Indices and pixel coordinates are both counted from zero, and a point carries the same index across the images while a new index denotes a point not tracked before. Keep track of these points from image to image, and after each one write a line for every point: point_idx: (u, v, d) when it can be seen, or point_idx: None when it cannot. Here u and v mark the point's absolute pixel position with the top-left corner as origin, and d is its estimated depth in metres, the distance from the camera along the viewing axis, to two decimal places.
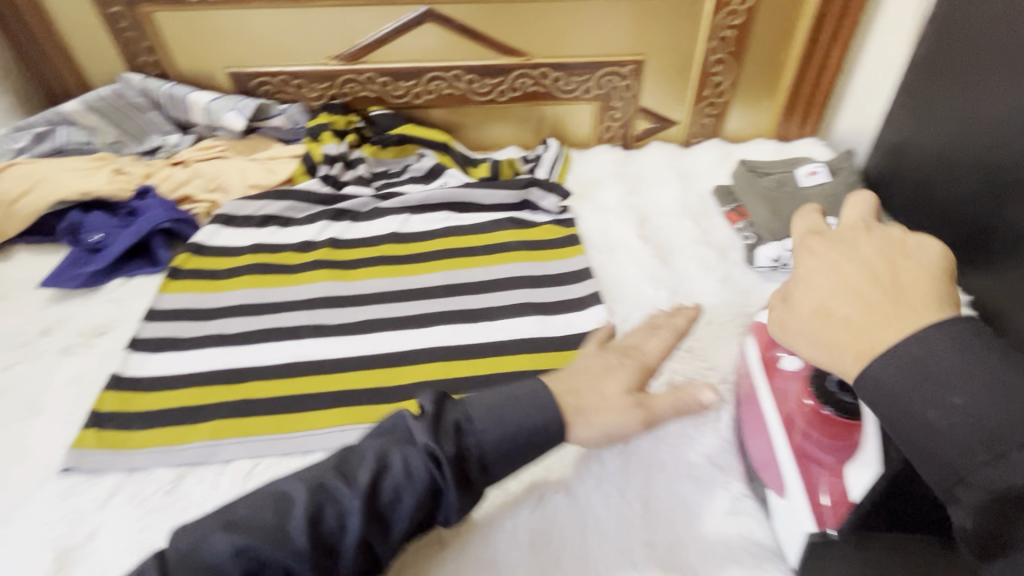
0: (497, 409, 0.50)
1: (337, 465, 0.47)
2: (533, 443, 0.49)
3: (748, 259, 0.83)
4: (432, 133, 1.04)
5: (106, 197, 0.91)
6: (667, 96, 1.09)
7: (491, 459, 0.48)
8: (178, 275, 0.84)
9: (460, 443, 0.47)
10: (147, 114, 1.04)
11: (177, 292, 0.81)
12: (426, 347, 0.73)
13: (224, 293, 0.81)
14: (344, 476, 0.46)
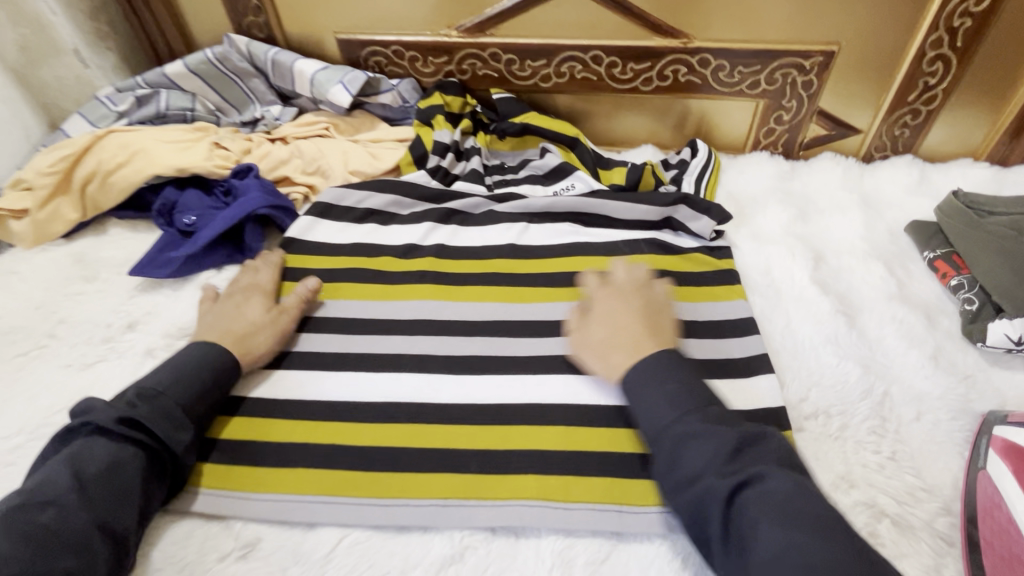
0: (184, 370, 0.56)
1: (54, 476, 0.46)
2: (200, 390, 0.56)
3: (973, 333, 0.63)
4: (559, 124, 0.88)
5: (203, 174, 0.82)
6: (855, 97, 0.87)
7: (176, 415, 0.53)
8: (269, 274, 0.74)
9: (155, 404, 0.52)
10: (251, 82, 0.95)
11: None
12: (548, 404, 0.59)
13: (318, 302, 0.71)
14: (67, 483, 0.46)
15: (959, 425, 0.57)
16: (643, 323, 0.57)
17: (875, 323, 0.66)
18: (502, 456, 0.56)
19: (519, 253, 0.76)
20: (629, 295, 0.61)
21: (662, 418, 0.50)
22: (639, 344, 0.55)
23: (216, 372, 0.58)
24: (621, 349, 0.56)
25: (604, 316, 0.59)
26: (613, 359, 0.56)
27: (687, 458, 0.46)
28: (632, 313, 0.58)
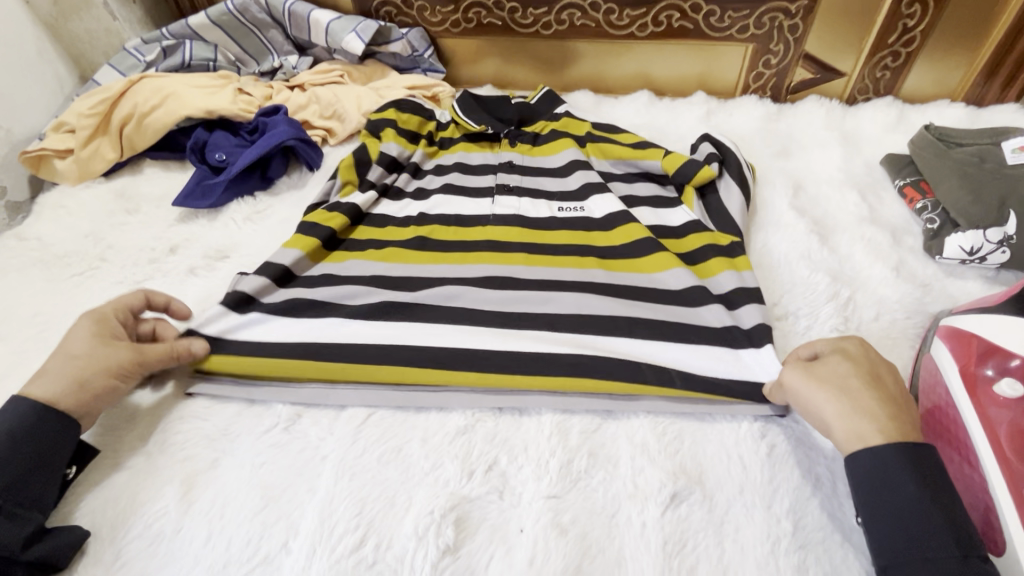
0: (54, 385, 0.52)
1: None
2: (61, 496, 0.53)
3: (933, 248, 0.70)
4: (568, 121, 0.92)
5: (230, 117, 0.89)
6: (840, 40, 0.92)
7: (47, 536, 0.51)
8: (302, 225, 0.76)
9: None
10: (269, 33, 1.01)
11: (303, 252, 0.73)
12: (549, 305, 0.66)
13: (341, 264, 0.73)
14: None
15: (912, 322, 0.64)
16: (883, 394, 0.49)
17: (845, 242, 0.73)
18: (509, 348, 0.62)
19: (514, 224, 0.77)
20: (846, 362, 0.52)
21: (902, 507, 0.43)
22: (879, 417, 0.47)
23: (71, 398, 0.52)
24: (870, 423, 0.47)
25: (823, 377, 0.51)
26: (849, 420, 0.47)
27: (907, 510, 0.43)
28: (857, 389, 0.49)
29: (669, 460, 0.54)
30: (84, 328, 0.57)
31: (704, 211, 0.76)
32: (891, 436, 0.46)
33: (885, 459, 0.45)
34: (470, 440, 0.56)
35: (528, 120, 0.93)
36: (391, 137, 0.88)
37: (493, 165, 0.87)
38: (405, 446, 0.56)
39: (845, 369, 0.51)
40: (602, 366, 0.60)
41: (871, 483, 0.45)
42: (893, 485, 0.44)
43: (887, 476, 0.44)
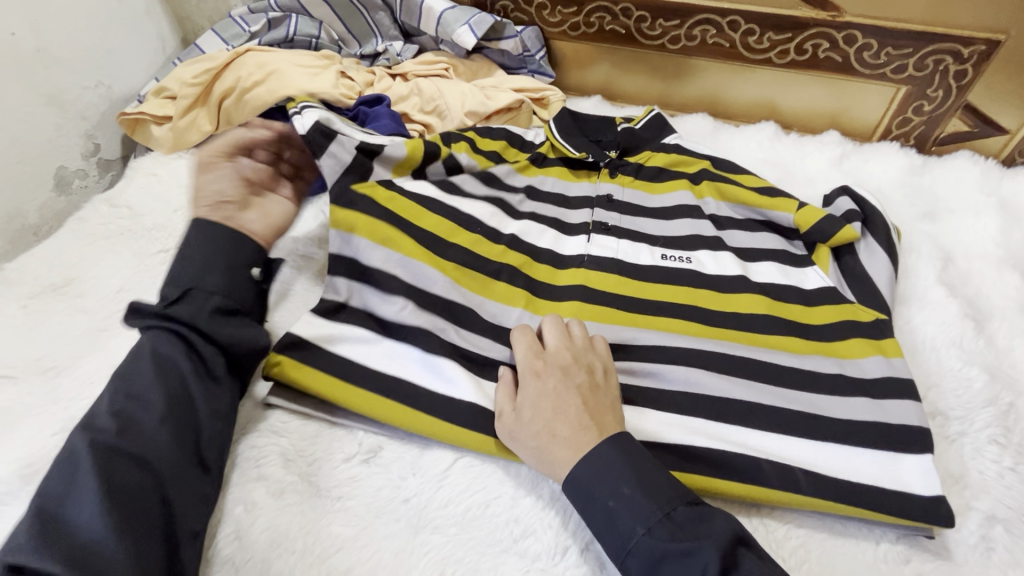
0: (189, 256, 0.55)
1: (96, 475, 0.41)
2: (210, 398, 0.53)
3: None
4: (681, 154, 0.83)
5: (330, 101, 0.85)
6: (1012, 93, 0.81)
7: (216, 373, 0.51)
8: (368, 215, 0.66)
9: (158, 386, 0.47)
10: (376, 15, 0.97)
11: (377, 242, 0.62)
12: (664, 359, 0.59)
13: (417, 261, 0.63)
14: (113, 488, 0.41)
15: None
16: (586, 406, 0.50)
17: (1004, 333, 0.64)
18: None
19: (616, 269, 0.69)
20: (568, 369, 0.53)
21: (626, 504, 0.44)
22: (580, 431, 0.48)
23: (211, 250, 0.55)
24: (563, 444, 0.48)
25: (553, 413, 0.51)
26: (552, 447, 0.48)
27: (620, 516, 0.44)
28: (577, 406, 0.50)
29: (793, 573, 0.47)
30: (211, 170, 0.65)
31: (840, 278, 0.68)
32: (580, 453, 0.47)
33: (605, 465, 0.46)
34: (567, 508, 0.51)
35: (632, 150, 0.84)
36: (467, 148, 0.79)
37: (591, 198, 0.79)
38: (493, 503, 0.51)
39: (556, 379, 0.52)
40: (721, 446, 0.52)
41: (581, 500, 0.46)
42: (593, 489, 0.46)
43: (605, 473, 0.46)
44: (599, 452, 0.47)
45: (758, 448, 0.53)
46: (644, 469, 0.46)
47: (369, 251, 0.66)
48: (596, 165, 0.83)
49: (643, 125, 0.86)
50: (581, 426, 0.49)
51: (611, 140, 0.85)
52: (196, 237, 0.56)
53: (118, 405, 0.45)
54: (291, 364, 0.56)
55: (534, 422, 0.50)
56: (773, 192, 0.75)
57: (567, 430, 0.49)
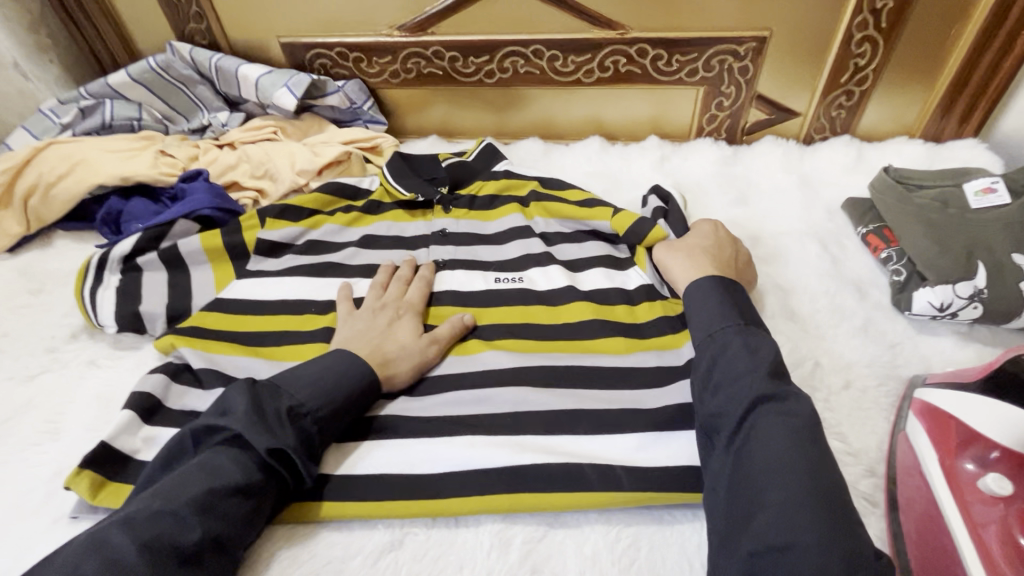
0: (316, 381, 0.53)
1: None
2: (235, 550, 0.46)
3: (901, 303, 0.66)
4: (513, 178, 0.85)
5: (147, 182, 0.82)
6: (792, 80, 0.89)
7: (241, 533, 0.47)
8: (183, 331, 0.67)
9: (204, 520, 0.44)
10: (197, 89, 0.95)
11: (192, 352, 0.63)
12: (493, 387, 0.59)
13: (233, 358, 0.64)
14: None
15: (882, 389, 0.59)
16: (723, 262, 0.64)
17: (809, 299, 0.68)
18: (444, 444, 0.55)
19: (448, 302, 0.70)
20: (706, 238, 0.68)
21: (721, 326, 0.54)
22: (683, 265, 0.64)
23: (352, 392, 0.54)
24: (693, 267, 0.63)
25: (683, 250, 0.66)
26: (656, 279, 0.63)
27: (727, 361, 0.51)
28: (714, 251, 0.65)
29: (623, 575, 0.48)
30: (398, 318, 0.64)
31: (659, 274, 0.71)
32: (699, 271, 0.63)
33: (705, 292, 0.58)
34: (395, 561, 0.50)
35: (466, 182, 0.86)
36: (290, 217, 0.79)
37: (427, 235, 0.80)
38: (320, 571, 0.49)
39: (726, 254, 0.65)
40: (546, 463, 0.53)
41: (696, 304, 0.58)
42: (702, 310, 0.57)
43: (706, 307, 0.57)
44: (716, 280, 0.59)
45: (584, 456, 0.53)
46: (732, 304, 0.56)
47: (191, 348, 0.64)
48: (429, 203, 0.84)
49: (473, 155, 0.88)
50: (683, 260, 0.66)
51: (445, 177, 0.84)
52: (346, 365, 0.56)
53: (187, 524, 0.43)
54: (114, 492, 0.53)
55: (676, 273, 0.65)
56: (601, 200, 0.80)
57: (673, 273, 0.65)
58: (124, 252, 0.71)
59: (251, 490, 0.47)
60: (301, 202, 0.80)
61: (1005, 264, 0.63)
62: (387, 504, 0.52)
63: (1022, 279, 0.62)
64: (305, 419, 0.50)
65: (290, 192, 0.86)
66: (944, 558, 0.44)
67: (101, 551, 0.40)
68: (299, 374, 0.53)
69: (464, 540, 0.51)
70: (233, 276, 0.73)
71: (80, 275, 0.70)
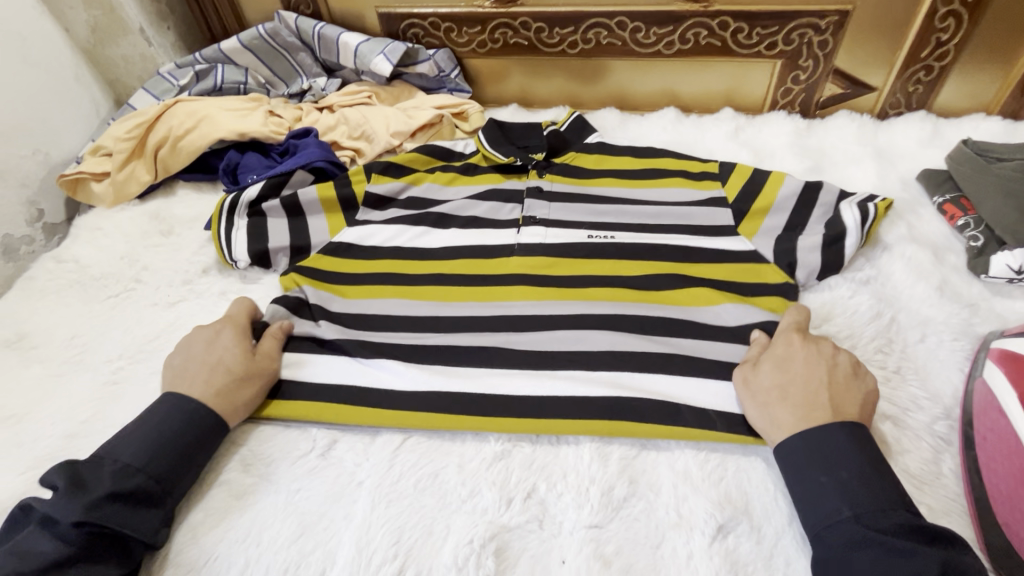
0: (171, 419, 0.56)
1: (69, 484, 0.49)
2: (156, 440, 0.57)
3: (978, 267, 0.69)
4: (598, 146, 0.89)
5: (261, 138, 0.90)
6: (871, 56, 0.91)
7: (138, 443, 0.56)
8: (304, 271, 0.75)
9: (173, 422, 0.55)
10: (298, 56, 1.03)
11: (320, 291, 0.72)
12: (587, 330, 0.66)
13: (357, 300, 0.72)
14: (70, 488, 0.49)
15: (959, 343, 0.62)
16: (832, 384, 0.54)
17: (885, 261, 0.71)
18: (545, 374, 0.62)
19: (539, 254, 0.74)
20: (801, 361, 0.56)
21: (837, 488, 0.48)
22: (808, 407, 0.53)
23: (182, 443, 0.55)
24: (790, 408, 0.53)
25: (768, 400, 0.54)
26: (765, 418, 0.54)
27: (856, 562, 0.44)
28: (808, 378, 0.55)
29: (714, 489, 0.53)
30: (224, 334, 0.64)
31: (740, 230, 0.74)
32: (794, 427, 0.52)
33: (820, 448, 0.50)
34: (507, 466, 0.57)
35: (561, 151, 0.89)
36: (392, 172, 0.86)
37: (521, 192, 0.84)
38: (442, 473, 0.57)
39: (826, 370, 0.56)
40: (640, 393, 0.59)
41: (791, 464, 0.51)
42: (806, 468, 0.50)
43: (817, 458, 0.50)
44: (811, 436, 0.51)
45: (673, 388, 0.59)
46: (842, 449, 0.50)
47: (315, 289, 0.72)
48: (524, 167, 0.88)
49: (567, 127, 0.91)
50: (797, 413, 0.53)
51: (538, 145, 0.89)
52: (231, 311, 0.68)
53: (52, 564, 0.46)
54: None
55: (756, 416, 0.55)
56: (704, 173, 0.81)
57: (768, 412, 0.54)
58: (251, 197, 0.80)
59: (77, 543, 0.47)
60: (400, 160, 0.87)
61: None
62: (499, 420, 0.59)
63: None
64: (130, 476, 0.51)
65: (385, 152, 0.93)
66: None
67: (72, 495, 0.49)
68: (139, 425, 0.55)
69: (567, 457, 0.57)
70: (345, 223, 0.82)
71: (215, 216, 0.81)
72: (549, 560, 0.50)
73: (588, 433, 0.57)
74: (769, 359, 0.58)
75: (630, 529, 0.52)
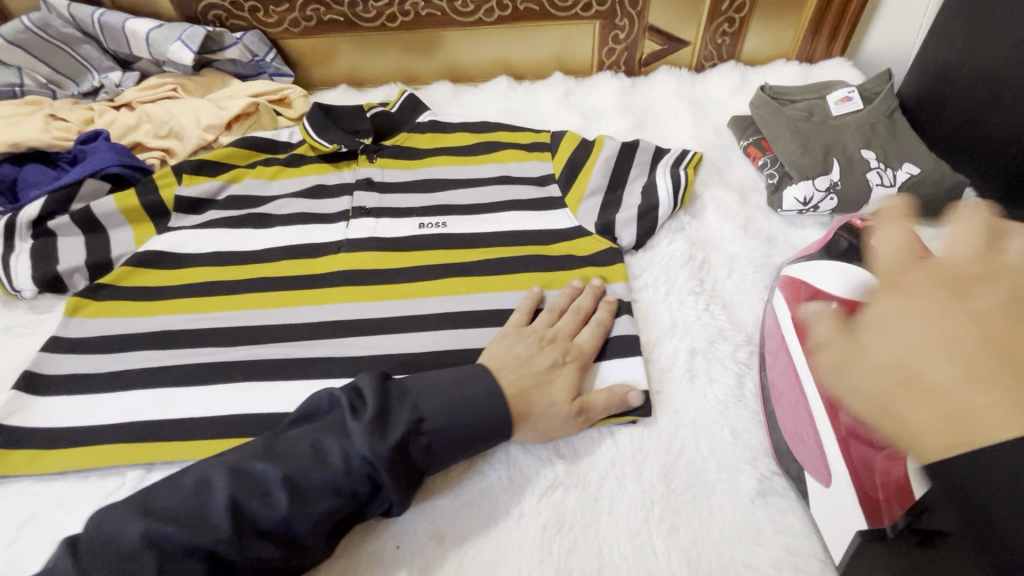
0: (430, 392, 0.51)
1: (255, 454, 0.47)
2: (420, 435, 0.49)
3: (775, 202, 0.75)
4: (430, 122, 0.87)
5: (42, 148, 0.79)
6: (680, 11, 0.95)
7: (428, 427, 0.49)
8: (102, 293, 0.68)
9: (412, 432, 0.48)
10: (82, 48, 0.91)
11: (124, 315, 0.66)
12: (421, 314, 0.65)
13: (167, 316, 0.66)
14: (268, 460, 0.47)
15: (758, 275, 0.68)
16: (978, 330, 0.31)
17: (699, 207, 0.76)
18: (373, 366, 0.61)
19: (370, 247, 0.72)
20: (929, 297, 0.33)
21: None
22: (904, 371, 0.32)
23: (473, 415, 0.50)
24: (897, 384, 0.32)
25: (865, 375, 0.33)
26: (850, 399, 0.34)
27: None
28: (931, 324, 0.32)
29: (546, 450, 0.55)
30: (566, 365, 0.57)
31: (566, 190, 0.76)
32: (952, 397, 0.30)
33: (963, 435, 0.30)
34: None
35: (390, 132, 0.85)
36: (206, 172, 0.79)
37: (351, 184, 0.80)
38: None
39: (919, 314, 0.33)
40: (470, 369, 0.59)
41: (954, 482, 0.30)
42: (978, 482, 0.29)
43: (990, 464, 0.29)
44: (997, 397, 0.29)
45: None
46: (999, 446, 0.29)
47: (120, 314, 0.66)
48: (354, 154, 0.84)
49: (396, 107, 0.87)
50: (919, 392, 0.31)
51: (366, 129, 0.85)
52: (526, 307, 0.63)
53: (254, 470, 0.46)
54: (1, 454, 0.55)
55: (850, 403, 0.34)
56: (535, 145, 0.82)
57: (895, 400, 0.32)
58: (32, 216, 0.70)
59: (360, 480, 0.46)
60: (215, 157, 0.80)
61: (855, 157, 0.74)
62: None
63: (867, 170, 0.73)
64: (423, 440, 0.49)
65: (200, 149, 0.84)
66: (787, 393, 0.54)
67: (250, 463, 0.47)
68: (428, 382, 0.52)
69: None
70: (154, 233, 0.74)
71: None
72: (385, 552, 0.49)
73: None
74: (865, 331, 0.35)
75: (469, 503, 0.52)
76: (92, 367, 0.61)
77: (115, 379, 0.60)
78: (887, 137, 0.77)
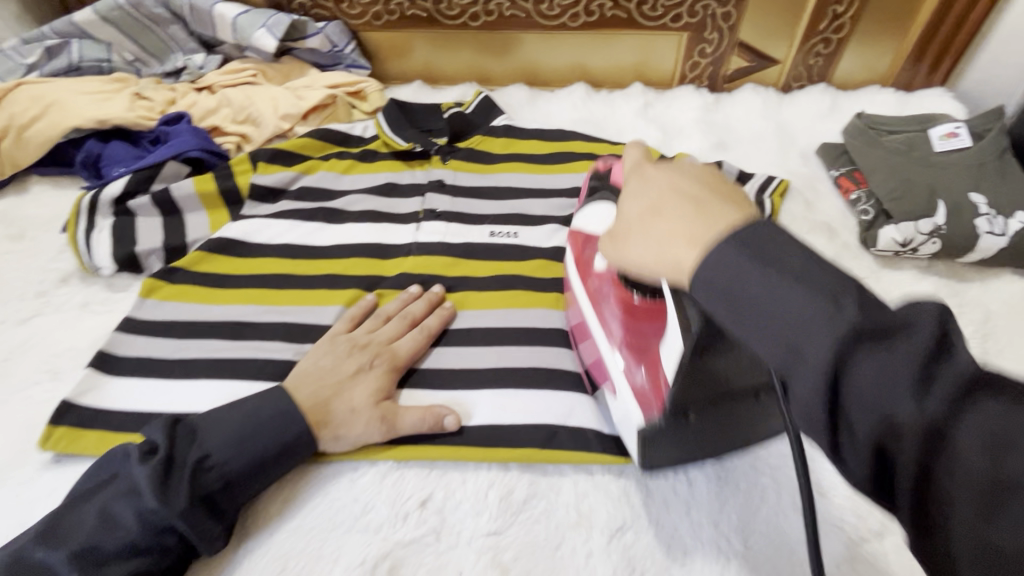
0: (235, 432, 0.49)
1: (44, 534, 0.43)
2: (279, 457, 0.50)
3: (868, 240, 0.70)
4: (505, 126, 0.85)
5: (127, 126, 0.80)
6: (772, 27, 0.91)
7: (234, 474, 0.48)
8: (176, 277, 0.68)
9: (196, 481, 0.46)
10: (169, 29, 0.92)
11: (196, 302, 0.66)
12: (490, 329, 0.63)
13: (237, 306, 0.66)
14: (48, 542, 0.43)
15: None
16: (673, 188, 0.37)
17: None
18: (440, 378, 0.59)
19: (440, 252, 0.71)
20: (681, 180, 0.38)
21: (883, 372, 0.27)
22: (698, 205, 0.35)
23: (257, 441, 0.49)
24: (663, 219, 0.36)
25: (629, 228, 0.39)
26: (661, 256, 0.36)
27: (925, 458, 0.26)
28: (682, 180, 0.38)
29: (613, 487, 0.52)
30: (373, 377, 0.56)
31: None
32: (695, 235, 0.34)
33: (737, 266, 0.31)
34: (398, 477, 0.53)
35: (465, 134, 0.84)
36: (281, 162, 0.78)
37: (423, 185, 0.79)
38: (326, 497, 0.52)
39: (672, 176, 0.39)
40: (538, 391, 0.57)
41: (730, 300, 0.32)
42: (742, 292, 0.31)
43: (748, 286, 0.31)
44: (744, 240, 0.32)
45: (574, 384, 0.58)
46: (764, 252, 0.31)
47: (192, 300, 0.66)
48: (427, 153, 0.82)
49: (472, 108, 0.86)
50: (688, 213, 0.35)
51: (441, 128, 0.83)
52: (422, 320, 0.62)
53: (36, 559, 0.42)
54: (71, 433, 0.55)
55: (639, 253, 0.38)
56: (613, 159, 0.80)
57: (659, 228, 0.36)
58: (114, 194, 0.72)
59: (158, 534, 0.44)
60: (291, 147, 0.80)
61: (963, 200, 0.69)
62: (385, 445, 0.54)
63: (976, 215, 0.67)
64: (213, 473, 0.47)
65: (275, 137, 0.84)
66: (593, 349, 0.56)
67: (49, 534, 0.43)
68: (221, 416, 0.50)
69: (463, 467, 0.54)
70: (228, 220, 0.74)
71: (71, 217, 0.71)
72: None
73: (485, 457, 0.53)
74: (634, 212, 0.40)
75: (530, 536, 0.50)
76: (162, 351, 0.61)
77: (183, 367, 0.60)
78: (997, 179, 0.71)
